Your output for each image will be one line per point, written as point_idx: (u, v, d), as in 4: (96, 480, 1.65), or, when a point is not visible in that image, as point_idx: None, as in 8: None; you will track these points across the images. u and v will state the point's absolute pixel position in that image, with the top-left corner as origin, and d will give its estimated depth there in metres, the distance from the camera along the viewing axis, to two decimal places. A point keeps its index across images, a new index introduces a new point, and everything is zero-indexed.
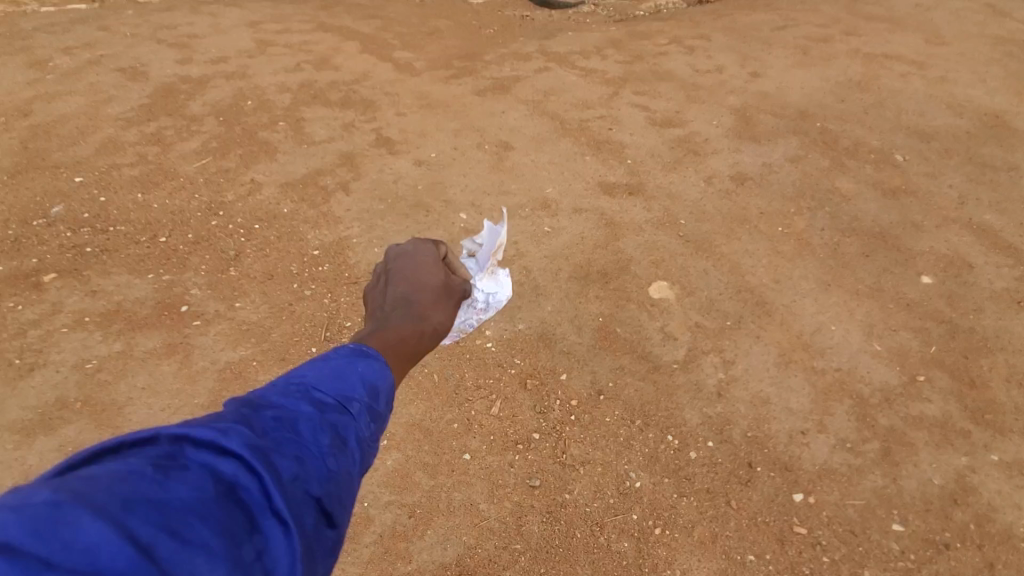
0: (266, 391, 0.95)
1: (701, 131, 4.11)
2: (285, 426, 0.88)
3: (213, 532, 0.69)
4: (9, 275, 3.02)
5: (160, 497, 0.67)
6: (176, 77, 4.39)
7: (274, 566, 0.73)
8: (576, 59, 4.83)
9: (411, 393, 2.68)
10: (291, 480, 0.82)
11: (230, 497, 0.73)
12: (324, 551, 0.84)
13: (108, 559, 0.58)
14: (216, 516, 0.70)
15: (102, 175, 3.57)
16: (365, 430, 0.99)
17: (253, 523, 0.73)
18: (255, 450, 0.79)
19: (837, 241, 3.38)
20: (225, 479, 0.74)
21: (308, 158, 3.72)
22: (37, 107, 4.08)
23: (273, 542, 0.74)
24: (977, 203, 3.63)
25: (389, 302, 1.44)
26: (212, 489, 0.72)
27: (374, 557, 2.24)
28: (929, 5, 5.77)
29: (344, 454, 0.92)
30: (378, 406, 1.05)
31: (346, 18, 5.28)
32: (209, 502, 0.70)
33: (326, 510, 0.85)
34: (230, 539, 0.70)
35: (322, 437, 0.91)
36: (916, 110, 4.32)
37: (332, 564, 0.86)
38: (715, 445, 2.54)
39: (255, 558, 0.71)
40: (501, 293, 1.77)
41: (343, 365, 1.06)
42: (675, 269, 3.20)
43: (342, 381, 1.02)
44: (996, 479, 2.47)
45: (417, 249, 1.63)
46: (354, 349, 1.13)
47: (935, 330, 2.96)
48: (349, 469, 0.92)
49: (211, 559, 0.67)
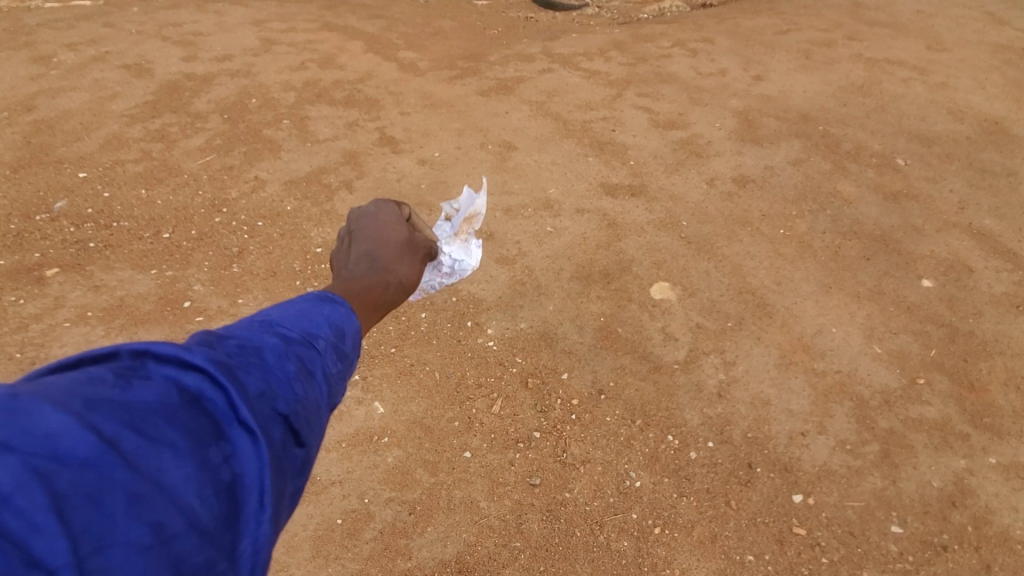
0: (232, 325, 0.95)
1: (704, 133, 4.13)
2: (250, 352, 0.88)
3: (177, 434, 0.70)
4: (11, 269, 3.02)
5: (123, 399, 0.69)
6: (181, 74, 4.41)
7: (241, 470, 0.74)
8: (580, 61, 4.85)
9: (413, 391, 2.69)
10: (258, 396, 0.82)
11: (195, 406, 0.74)
12: (291, 469, 0.85)
13: (69, 448, 0.60)
14: (180, 420, 0.71)
15: (105, 171, 3.58)
16: (332, 366, 1.00)
17: (220, 430, 0.75)
18: (220, 366, 0.80)
19: (838, 244, 3.39)
20: (189, 389, 0.75)
21: (312, 156, 3.73)
22: (41, 102, 4.10)
23: (240, 448, 0.75)
24: (977, 207, 3.65)
25: (353, 260, 1.39)
26: (175, 397, 0.73)
27: (374, 554, 2.24)
28: (931, 11, 5.80)
29: (312, 383, 0.93)
30: (344, 346, 1.06)
31: (351, 17, 5.29)
32: (173, 408, 0.72)
33: (294, 428, 0.86)
34: (196, 442, 0.71)
35: (288, 365, 0.91)
36: (917, 115, 4.34)
37: (299, 483, 0.87)
38: (715, 446, 2.55)
39: (222, 462, 0.73)
40: (468, 263, 1.77)
41: (308, 307, 1.06)
42: (677, 271, 3.21)
43: (307, 319, 1.03)
44: (994, 482, 2.48)
45: (379, 208, 1.56)
46: (319, 295, 1.13)
47: (935, 333, 2.98)
48: (317, 396, 0.93)
49: (177, 457, 0.68)
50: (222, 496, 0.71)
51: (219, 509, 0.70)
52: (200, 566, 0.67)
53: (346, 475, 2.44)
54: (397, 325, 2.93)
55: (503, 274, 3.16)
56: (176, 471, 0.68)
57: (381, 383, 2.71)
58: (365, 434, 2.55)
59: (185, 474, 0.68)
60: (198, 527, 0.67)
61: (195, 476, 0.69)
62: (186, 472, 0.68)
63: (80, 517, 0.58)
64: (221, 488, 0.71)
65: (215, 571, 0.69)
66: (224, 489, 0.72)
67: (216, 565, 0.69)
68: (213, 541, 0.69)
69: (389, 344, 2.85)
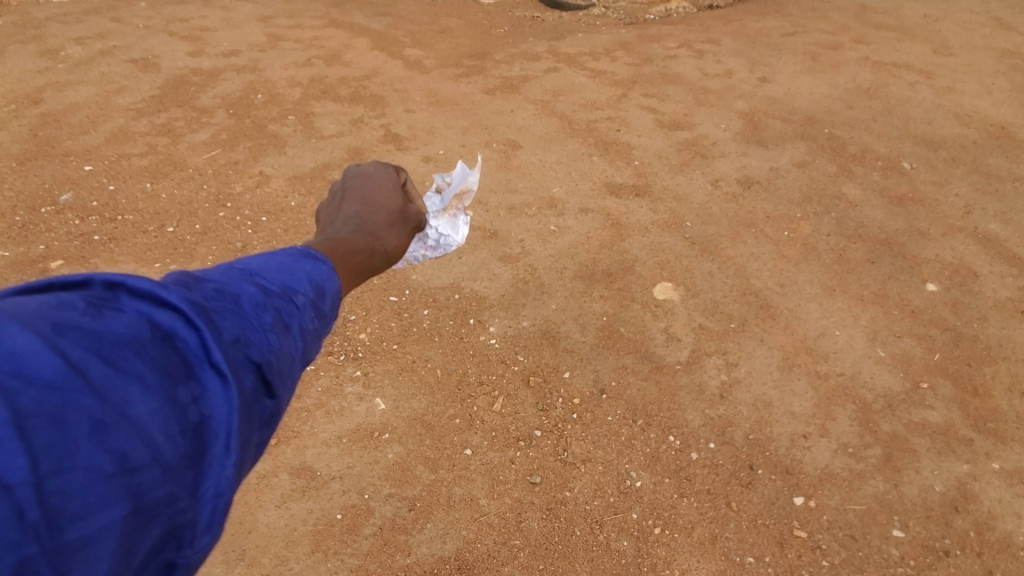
0: (210, 271, 0.96)
1: (709, 134, 4.13)
2: (227, 298, 0.89)
3: (146, 368, 0.72)
4: (16, 260, 3.03)
5: (94, 327, 0.71)
6: (187, 69, 4.42)
7: (209, 412, 0.76)
8: (586, 60, 4.85)
9: (415, 388, 2.69)
10: (232, 341, 0.84)
11: (165, 344, 0.76)
12: (261, 419, 0.87)
13: (35, 368, 0.62)
14: (149, 355, 0.73)
15: (111, 165, 3.59)
16: (309, 322, 1.00)
17: (190, 371, 0.77)
18: (195, 307, 0.82)
19: (842, 246, 3.38)
20: (161, 326, 0.77)
21: (316, 152, 3.74)
22: (48, 96, 4.11)
23: (210, 391, 0.77)
24: (982, 212, 3.64)
25: (341, 220, 1.40)
26: (146, 333, 0.75)
27: (373, 549, 2.24)
28: (938, 16, 5.78)
29: (287, 336, 0.94)
30: (324, 305, 1.06)
31: (358, 15, 5.30)
32: (144, 343, 0.74)
33: (266, 379, 0.87)
34: (165, 378, 0.73)
35: (265, 315, 0.92)
36: (924, 119, 4.33)
37: (266, 433, 0.89)
38: (716, 447, 2.54)
39: (190, 402, 0.75)
40: (456, 238, 1.77)
41: (290, 262, 1.07)
42: (681, 271, 3.21)
43: (288, 274, 1.04)
44: (996, 488, 2.46)
45: (377, 173, 1.58)
46: (303, 250, 1.13)
47: (939, 338, 2.96)
48: (291, 350, 0.94)
49: (144, 391, 0.70)
50: (188, 435, 0.73)
51: (184, 448, 0.72)
52: (161, 500, 0.68)
53: (346, 470, 2.44)
54: (399, 321, 2.93)
55: (506, 272, 3.16)
56: (143, 405, 0.70)
57: (382, 378, 2.71)
58: (365, 431, 2.55)
59: (151, 408, 0.70)
60: (162, 462, 0.69)
61: (161, 411, 0.71)
62: (152, 407, 0.70)
63: (44, 436, 0.60)
64: (188, 427, 0.73)
65: (177, 508, 0.70)
66: (191, 428, 0.73)
67: (177, 502, 0.70)
68: (176, 478, 0.70)
69: (391, 341, 2.85)
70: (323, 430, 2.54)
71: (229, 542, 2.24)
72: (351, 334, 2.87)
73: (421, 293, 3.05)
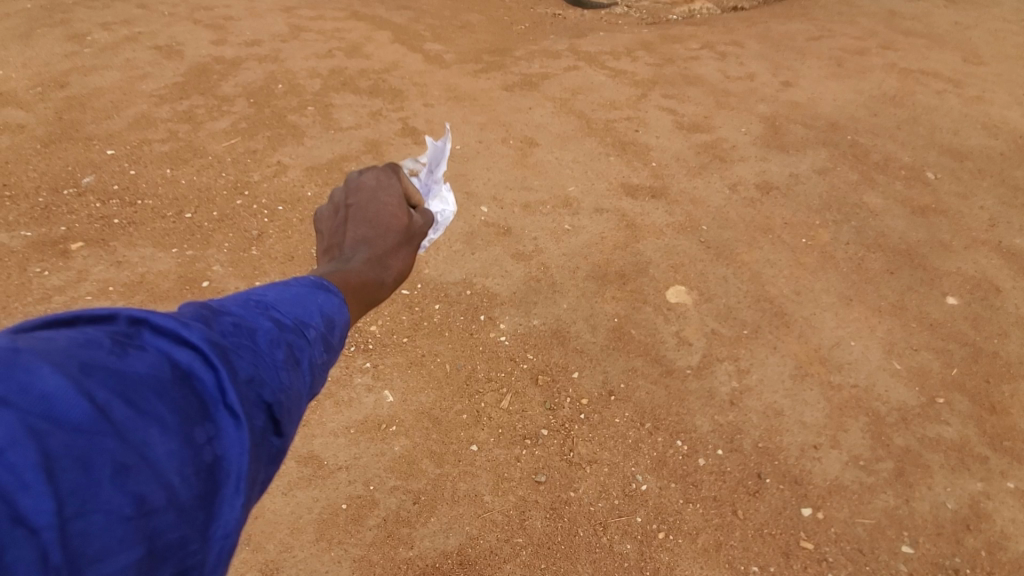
0: (225, 301, 0.90)
1: (729, 137, 4.08)
2: (244, 333, 0.84)
3: (168, 410, 0.68)
4: (38, 240, 3.08)
5: (118, 367, 0.66)
6: (210, 57, 4.47)
7: (224, 455, 0.71)
8: (606, 59, 4.82)
9: (423, 380, 2.70)
10: (247, 380, 0.78)
11: (184, 383, 0.71)
12: (268, 457, 0.81)
13: (63, 410, 0.59)
14: (172, 395, 0.69)
15: (133, 149, 3.63)
16: (319, 357, 0.95)
17: (207, 411, 0.71)
18: (215, 346, 0.77)
19: (862, 256, 3.33)
20: (180, 365, 0.72)
21: (334, 143, 3.76)
22: (73, 79, 4.18)
23: (224, 432, 0.72)
24: (1007, 226, 3.56)
25: (348, 247, 1.34)
26: (168, 372, 0.70)
27: (376, 540, 2.25)
28: (969, 24, 5.68)
29: (298, 372, 0.88)
30: (333, 337, 1.00)
31: (380, 7, 5.32)
32: (165, 382, 0.69)
33: (276, 418, 0.82)
34: (183, 418, 0.68)
35: (278, 351, 0.87)
36: (950, 129, 4.25)
37: (272, 473, 0.83)
38: (724, 454, 2.51)
39: (206, 442, 0.70)
40: (448, 209, 1.62)
41: (304, 294, 1.01)
42: (694, 275, 3.17)
43: (301, 306, 0.98)
44: (1011, 508, 2.41)
45: (380, 182, 1.46)
46: (315, 281, 1.08)
47: (958, 352, 2.91)
48: (303, 387, 0.89)
49: (163, 432, 0.66)
50: (202, 476, 0.68)
51: (199, 490, 0.67)
52: (173, 543, 0.64)
53: (352, 461, 2.44)
54: (410, 315, 2.93)
55: (519, 270, 3.15)
56: (161, 445, 0.65)
57: (392, 371, 2.72)
58: (373, 422, 2.55)
59: (170, 449, 0.66)
60: (178, 504, 0.64)
61: (179, 453, 0.66)
62: (171, 449, 0.66)
63: (68, 480, 0.57)
64: (203, 468, 0.68)
65: (188, 550, 0.65)
66: (205, 470, 0.68)
67: (189, 545, 0.65)
68: (190, 522, 0.65)
69: (402, 334, 2.86)
70: (332, 420, 2.56)
71: None
72: (362, 325, 2.88)
73: (432, 288, 3.05)
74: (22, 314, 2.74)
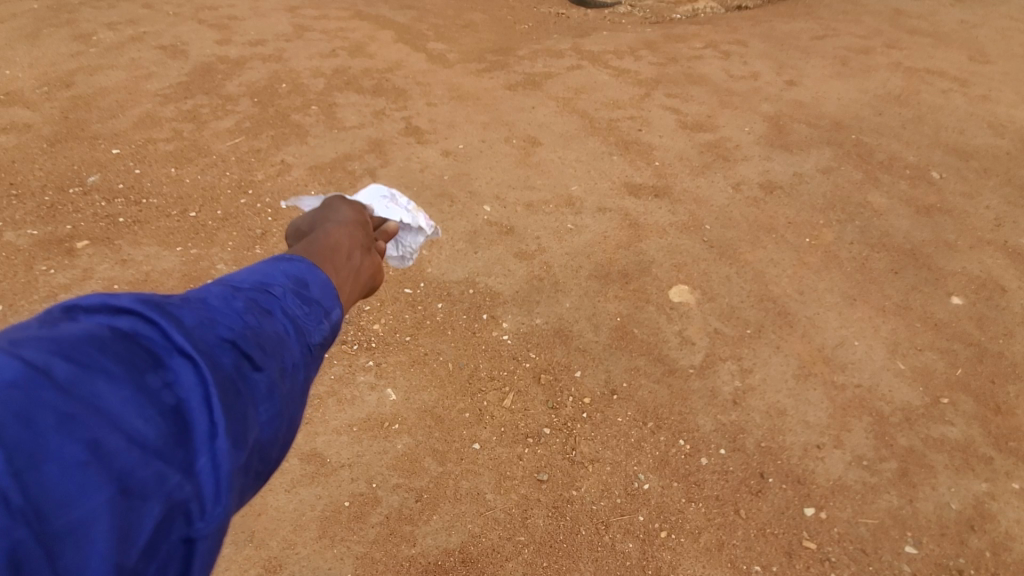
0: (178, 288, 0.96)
1: (732, 137, 4.07)
2: (197, 301, 0.90)
3: (115, 363, 0.72)
4: (43, 239, 3.10)
5: (55, 337, 0.71)
6: (215, 57, 4.49)
7: (185, 395, 0.75)
8: (610, 59, 4.82)
9: (425, 378, 2.70)
10: (199, 332, 0.83)
11: (130, 342, 0.76)
12: (256, 395, 0.86)
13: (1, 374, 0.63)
14: (117, 351, 0.74)
15: (138, 149, 3.65)
16: (289, 311, 1.00)
17: (158, 361, 0.76)
18: (158, 308, 0.82)
19: (866, 255, 3.32)
20: (121, 329, 0.76)
21: (337, 143, 3.78)
22: (79, 79, 4.20)
23: (180, 375, 0.76)
24: (1013, 225, 3.54)
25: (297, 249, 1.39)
26: (109, 334, 0.75)
27: (379, 538, 2.25)
28: (976, 22, 5.65)
29: (264, 323, 0.94)
30: (303, 295, 1.06)
31: (383, 7, 5.33)
32: (107, 342, 0.74)
33: (247, 358, 0.87)
34: (132, 369, 0.73)
35: (235, 307, 0.92)
36: (956, 128, 4.24)
37: (270, 410, 0.87)
38: (726, 453, 2.51)
39: (163, 387, 0.74)
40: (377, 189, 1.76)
41: (263, 267, 1.08)
42: (697, 275, 3.17)
43: (259, 277, 1.04)
44: (1016, 508, 2.39)
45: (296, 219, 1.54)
46: (277, 257, 1.14)
47: (963, 352, 2.89)
48: (277, 331, 0.95)
49: (111, 383, 0.70)
50: (166, 417, 0.73)
51: (162, 429, 0.72)
52: (150, 479, 0.68)
53: (355, 459, 2.45)
54: (413, 314, 2.94)
55: (521, 269, 3.15)
56: (113, 395, 0.70)
57: (394, 370, 2.73)
58: (376, 420, 2.56)
59: (123, 397, 0.70)
60: (144, 444, 0.69)
61: (134, 399, 0.71)
62: (124, 396, 0.70)
63: (13, 433, 0.60)
64: (165, 409, 0.73)
65: (170, 483, 0.70)
66: (168, 411, 0.73)
67: (169, 478, 0.70)
68: (162, 458, 0.70)
69: (404, 333, 2.86)
70: (335, 418, 2.56)
71: (238, 523, 2.27)
72: (364, 324, 2.88)
73: (435, 287, 3.06)
74: (29, 312, 2.76)
